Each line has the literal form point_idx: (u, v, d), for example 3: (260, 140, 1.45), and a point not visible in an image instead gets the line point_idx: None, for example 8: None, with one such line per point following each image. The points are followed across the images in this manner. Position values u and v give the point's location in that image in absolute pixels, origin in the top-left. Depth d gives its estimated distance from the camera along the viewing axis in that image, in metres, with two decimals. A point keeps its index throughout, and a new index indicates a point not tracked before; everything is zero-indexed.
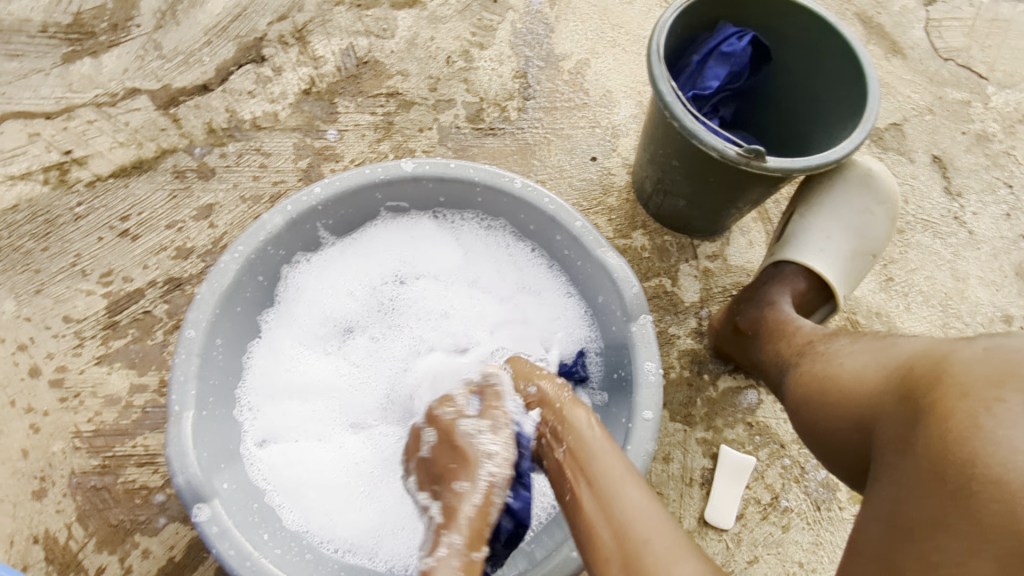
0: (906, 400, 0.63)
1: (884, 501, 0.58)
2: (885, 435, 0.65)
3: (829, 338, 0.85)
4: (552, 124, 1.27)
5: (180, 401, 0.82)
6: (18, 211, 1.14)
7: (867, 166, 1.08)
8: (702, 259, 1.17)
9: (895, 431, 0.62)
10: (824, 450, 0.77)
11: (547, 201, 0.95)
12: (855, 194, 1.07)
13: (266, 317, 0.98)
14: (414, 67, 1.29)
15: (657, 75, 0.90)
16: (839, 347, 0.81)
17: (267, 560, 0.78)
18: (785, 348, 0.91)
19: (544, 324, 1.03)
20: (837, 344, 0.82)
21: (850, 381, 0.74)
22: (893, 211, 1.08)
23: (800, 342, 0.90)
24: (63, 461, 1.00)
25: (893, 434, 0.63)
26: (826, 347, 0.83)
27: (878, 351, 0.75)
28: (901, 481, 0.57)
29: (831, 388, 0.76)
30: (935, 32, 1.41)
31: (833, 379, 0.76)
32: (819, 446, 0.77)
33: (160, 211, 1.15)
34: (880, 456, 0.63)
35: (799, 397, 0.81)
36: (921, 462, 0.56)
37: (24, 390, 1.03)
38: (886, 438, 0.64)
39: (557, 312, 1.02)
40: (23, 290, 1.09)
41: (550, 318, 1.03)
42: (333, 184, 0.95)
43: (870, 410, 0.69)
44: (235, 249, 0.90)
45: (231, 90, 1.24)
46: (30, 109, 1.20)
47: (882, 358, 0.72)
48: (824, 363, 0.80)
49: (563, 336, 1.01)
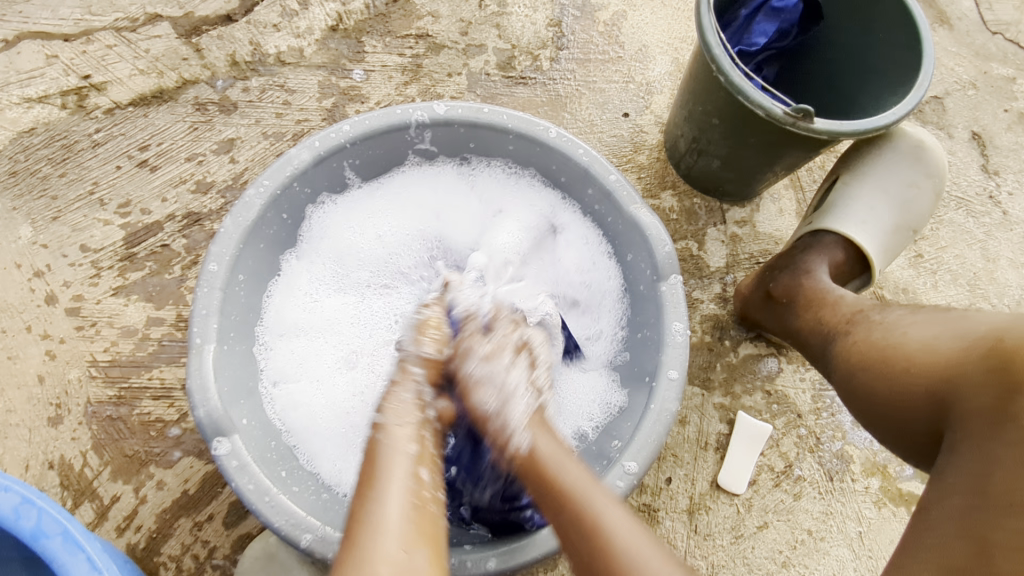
0: (999, 372, 0.62)
1: (971, 472, 0.60)
2: (968, 405, 0.64)
3: (884, 309, 0.84)
4: (585, 76, 1.23)
5: (202, 334, 0.81)
6: (35, 134, 1.11)
7: (918, 138, 1.06)
8: (730, 224, 1.15)
9: (986, 403, 0.62)
10: (876, 417, 0.77)
11: (581, 152, 0.93)
12: (902, 166, 1.05)
13: (287, 256, 0.96)
14: (445, 9, 1.25)
15: (705, 27, 0.87)
16: (897, 317, 0.80)
17: (286, 496, 0.77)
18: (830, 317, 0.90)
19: (574, 285, 1.01)
20: (894, 314, 0.81)
21: (920, 351, 0.73)
22: (940, 186, 1.05)
23: (845, 311, 0.89)
24: (78, 389, 0.99)
25: (981, 404, 0.63)
26: (883, 316, 0.82)
27: (947, 322, 0.73)
28: (995, 453, 0.59)
29: (898, 357, 0.75)
30: (985, 4, 1.36)
31: (899, 348, 0.75)
32: (873, 413, 0.77)
33: (180, 143, 1.13)
34: (963, 426, 0.64)
35: (855, 364, 0.80)
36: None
37: (41, 316, 1.02)
38: (972, 408, 0.64)
39: (588, 273, 1.00)
40: (40, 216, 1.07)
41: (579, 279, 1.01)
42: (363, 123, 0.92)
43: (948, 379, 0.68)
44: (261, 183, 0.87)
45: (255, 22, 1.20)
46: (48, 29, 1.16)
47: (957, 329, 0.71)
48: (885, 332, 0.79)
49: (593, 298, 0.99)
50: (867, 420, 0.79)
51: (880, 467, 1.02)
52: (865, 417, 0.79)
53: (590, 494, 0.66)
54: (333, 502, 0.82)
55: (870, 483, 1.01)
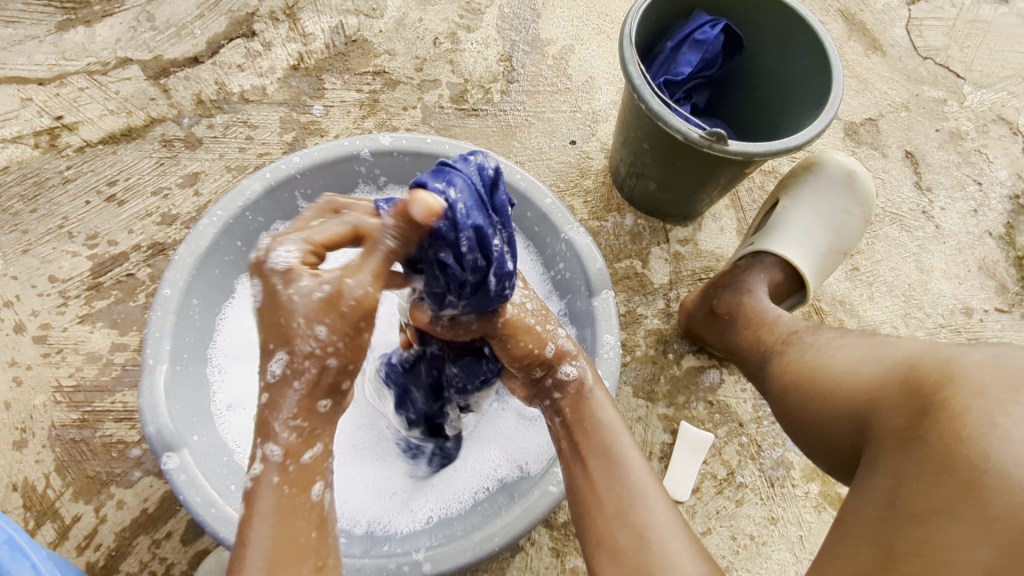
0: (911, 395, 0.63)
1: (881, 485, 0.59)
2: (884, 424, 0.65)
3: (817, 331, 0.88)
4: (534, 107, 1.30)
5: (155, 355, 0.85)
6: (8, 172, 1.17)
7: (852, 169, 1.10)
8: (673, 243, 1.21)
9: (898, 423, 0.63)
10: (808, 439, 0.79)
11: (519, 177, 0.99)
12: (837, 194, 1.10)
13: (243, 281, 1.01)
14: (401, 47, 1.32)
15: (627, 58, 0.93)
16: (829, 340, 0.83)
17: (232, 508, 0.80)
18: (768, 335, 0.94)
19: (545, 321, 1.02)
20: (825, 337, 0.84)
21: (845, 373, 0.75)
22: (869, 215, 1.11)
23: (783, 331, 0.92)
24: (43, 414, 1.03)
25: (895, 423, 0.63)
26: (816, 339, 0.85)
27: (870, 348, 0.76)
28: (902, 468, 0.58)
29: (825, 378, 0.77)
30: (915, 31, 1.44)
31: (826, 371, 0.78)
32: (805, 434, 0.79)
33: (147, 178, 1.19)
34: (877, 443, 0.64)
35: (788, 383, 0.83)
36: (931, 452, 0.56)
37: (9, 344, 1.07)
38: (887, 427, 0.64)
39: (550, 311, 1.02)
40: (10, 250, 1.12)
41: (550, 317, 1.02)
42: (313, 155, 0.98)
43: (868, 399, 0.70)
44: (214, 213, 0.93)
45: (221, 63, 1.27)
46: (23, 74, 1.23)
47: (878, 355, 0.74)
48: (816, 354, 0.82)
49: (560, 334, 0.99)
50: (800, 439, 0.80)
51: (820, 472, 1.06)
52: (799, 436, 0.80)
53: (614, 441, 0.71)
54: None
55: (810, 488, 1.05)
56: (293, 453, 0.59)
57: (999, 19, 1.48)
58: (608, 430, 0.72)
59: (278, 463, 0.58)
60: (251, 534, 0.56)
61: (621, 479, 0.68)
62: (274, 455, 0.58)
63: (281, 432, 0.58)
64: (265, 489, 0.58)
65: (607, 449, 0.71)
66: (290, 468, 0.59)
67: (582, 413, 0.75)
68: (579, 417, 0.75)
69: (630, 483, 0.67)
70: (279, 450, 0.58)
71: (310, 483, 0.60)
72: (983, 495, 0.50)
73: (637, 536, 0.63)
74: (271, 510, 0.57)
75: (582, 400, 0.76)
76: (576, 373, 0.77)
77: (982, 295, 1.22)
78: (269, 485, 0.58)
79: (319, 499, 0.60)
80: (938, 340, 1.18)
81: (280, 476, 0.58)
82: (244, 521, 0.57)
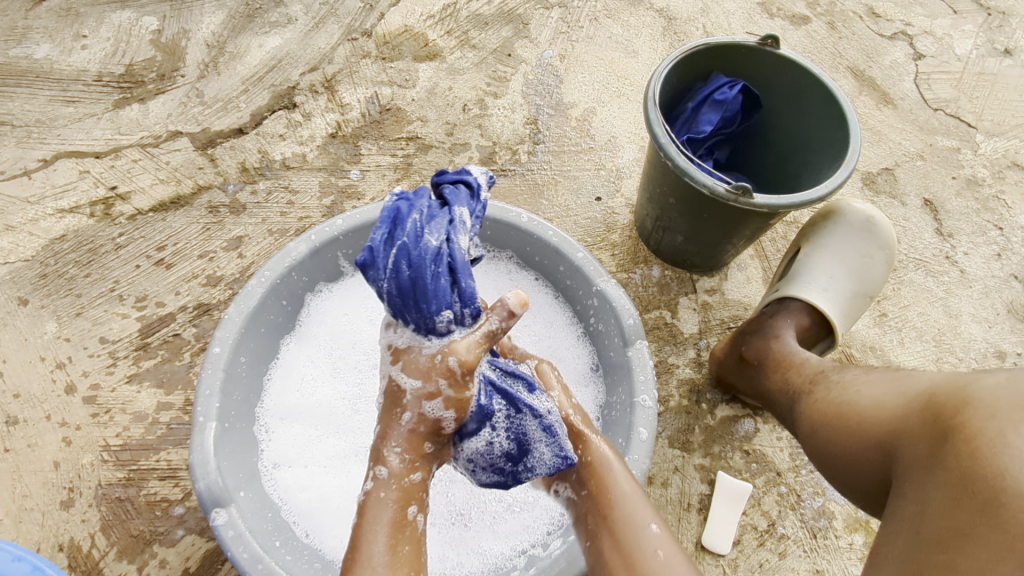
0: (932, 422, 0.65)
1: (908, 514, 0.60)
2: (908, 454, 0.67)
3: (842, 369, 0.88)
4: (560, 166, 1.35)
5: (204, 412, 0.88)
6: (65, 240, 1.23)
7: (870, 215, 1.13)
8: (701, 292, 1.23)
9: (923, 450, 0.64)
10: (836, 475, 0.80)
11: (551, 233, 1.03)
12: (858, 240, 1.12)
13: (287, 342, 1.05)
14: (432, 114, 1.40)
15: (652, 119, 0.99)
16: (852, 377, 0.84)
17: (277, 564, 0.82)
18: (796, 377, 0.95)
19: (573, 376, 1.05)
20: (849, 374, 0.86)
21: (870, 406, 0.76)
22: (892, 258, 1.13)
23: (810, 371, 0.93)
24: (91, 473, 1.05)
25: (920, 452, 0.65)
26: (840, 376, 0.87)
27: (893, 381, 0.77)
28: (930, 496, 0.59)
29: (851, 412, 0.79)
30: (924, 85, 1.50)
31: (852, 405, 0.79)
32: (834, 469, 0.80)
33: (193, 243, 1.25)
34: (904, 474, 0.66)
35: (816, 420, 0.84)
36: (953, 475, 0.58)
37: (60, 405, 1.10)
38: (911, 456, 0.66)
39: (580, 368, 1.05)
40: (64, 313, 1.17)
41: (579, 373, 1.05)
42: (354, 217, 1.04)
43: (893, 429, 0.71)
44: (262, 274, 0.98)
45: (264, 133, 1.35)
46: (82, 149, 1.32)
47: (901, 386, 0.75)
48: (841, 390, 0.83)
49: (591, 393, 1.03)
50: (831, 476, 0.81)
51: (863, 522, 1.04)
52: (831, 472, 0.80)
53: (636, 503, 0.75)
54: (324, 571, 0.86)
55: (854, 539, 1.03)
56: (399, 475, 0.72)
57: (1005, 71, 1.54)
58: (626, 501, 0.75)
59: (388, 481, 0.72)
60: (363, 540, 0.68)
61: (642, 548, 0.69)
62: (384, 475, 0.72)
63: (390, 458, 0.73)
64: (374, 501, 0.71)
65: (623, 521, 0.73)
66: (394, 486, 0.72)
67: (602, 489, 0.77)
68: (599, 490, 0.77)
69: (647, 549, 0.69)
70: (388, 471, 0.72)
71: (408, 503, 0.72)
72: (1002, 513, 0.52)
73: None
74: (385, 522, 0.70)
75: (597, 473, 0.78)
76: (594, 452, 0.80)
77: (1014, 338, 1.22)
78: (381, 497, 0.71)
79: (412, 518, 0.72)
80: None
81: (392, 491, 0.72)
82: (356, 528, 0.69)
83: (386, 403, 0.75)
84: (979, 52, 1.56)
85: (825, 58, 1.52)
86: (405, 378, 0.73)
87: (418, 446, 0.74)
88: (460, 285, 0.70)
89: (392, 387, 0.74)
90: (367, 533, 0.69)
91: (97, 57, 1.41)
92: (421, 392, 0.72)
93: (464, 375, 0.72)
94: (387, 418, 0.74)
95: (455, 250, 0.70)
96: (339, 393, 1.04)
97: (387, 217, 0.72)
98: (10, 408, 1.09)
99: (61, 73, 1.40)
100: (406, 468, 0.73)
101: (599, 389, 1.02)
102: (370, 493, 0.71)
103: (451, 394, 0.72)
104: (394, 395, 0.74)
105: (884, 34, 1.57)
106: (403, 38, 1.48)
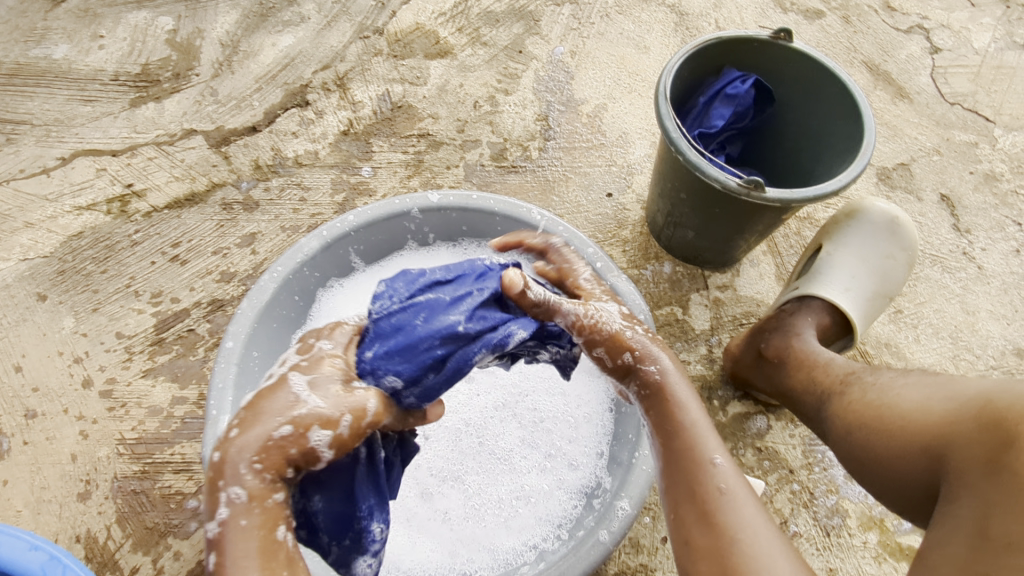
0: (989, 430, 0.64)
1: (966, 519, 0.60)
2: (960, 458, 0.66)
3: (876, 371, 0.88)
4: (571, 163, 1.35)
5: (218, 406, 0.89)
6: (82, 237, 1.25)
7: (892, 214, 1.12)
8: (713, 289, 1.22)
9: (980, 455, 0.63)
10: (870, 478, 0.79)
11: (561, 229, 1.04)
12: (878, 239, 1.11)
13: (299, 337, 1.06)
14: (443, 111, 1.40)
15: (663, 114, 0.99)
16: (890, 379, 0.84)
17: None
18: (823, 377, 0.94)
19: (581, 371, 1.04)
20: (886, 376, 0.85)
21: (914, 410, 0.76)
22: (912, 259, 1.12)
23: (838, 372, 0.93)
24: (107, 466, 1.07)
25: (976, 457, 0.64)
26: (875, 378, 0.86)
27: (937, 386, 0.76)
28: (990, 501, 0.59)
29: (893, 416, 0.78)
30: (941, 79, 1.48)
31: (894, 409, 0.79)
32: (869, 472, 0.79)
33: (207, 239, 1.26)
34: (956, 479, 0.65)
35: (852, 422, 0.83)
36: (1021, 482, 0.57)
37: (77, 399, 1.12)
38: (965, 461, 0.65)
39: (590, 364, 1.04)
40: (81, 308, 1.19)
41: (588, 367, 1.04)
42: (366, 213, 1.05)
43: (941, 436, 0.70)
44: (275, 269, 0.99)
45: (277, 131, 1.36)
46: (99, 147, 1.34)
47: (948, 392, 0.74)
48: (879, 393, 0.82)
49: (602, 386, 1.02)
50: (865, 479, 0.80)
51: (877, 521, 1.03)
52: (864, 475, 0.80)
53: (704, 439, 0.67)
54: None
55: (868, 538, 1.02)
56: (260, 497, 0.62)
57: None
58: (691, 433, 0.68)
59: (246, 506, 0.61)
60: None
61: (705, 481, 0.64)
62: (240, 499, 0.61)
63: (245, 477, 0.62)
64: (234, 530, 0.61)
65: (685, 451, 0.67)
66: (255, 511, 0.62)
67: (665, 417, 0.70)
68: (661, 424, 0.70)
69: (713, 484, 0.64)
70: (244, 494, 0.61)
71: (276, 524, 0.62)
72: None
73: (724, 539, 0.60)
74: (251, 552, 0.60)
75: (663, 406, 0.70)
76: (659, 373, 0.72)
77: None
78: (243, 526, 0.61)
79: (284, 539, 0.62)
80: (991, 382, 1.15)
81: (250, 519, 0.61)
82: (217, 565, 0.59)
83: (260, 407, 0.64)
84: (997, 45, 1.54)
85: (839, 53, 1.51)
86: (298, 393, 0.66)
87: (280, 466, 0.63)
88: (435, 370, 0.75)
89: (279, 393, 0.66)
90: (230, 568, 0.59)
91: (113, 57, 1.43)
92: (320, 412, 0.65)
93: (370, 422, 0.68)
94: (256, 424, 0.63)
95: (456, 337, 0.74)
96: None
97: (453, 272, 0.81)
98: (29, 402, 1.11)
99: (79, 73, 1.42)
100: (264, 490, 0.62)
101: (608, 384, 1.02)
102: (228, 523, 0.61)
103: (345, 429, 0.66)
104: (277, 404, 0.65)
105: (899, 28, 1.55)
106: (414, 36, 1.49)
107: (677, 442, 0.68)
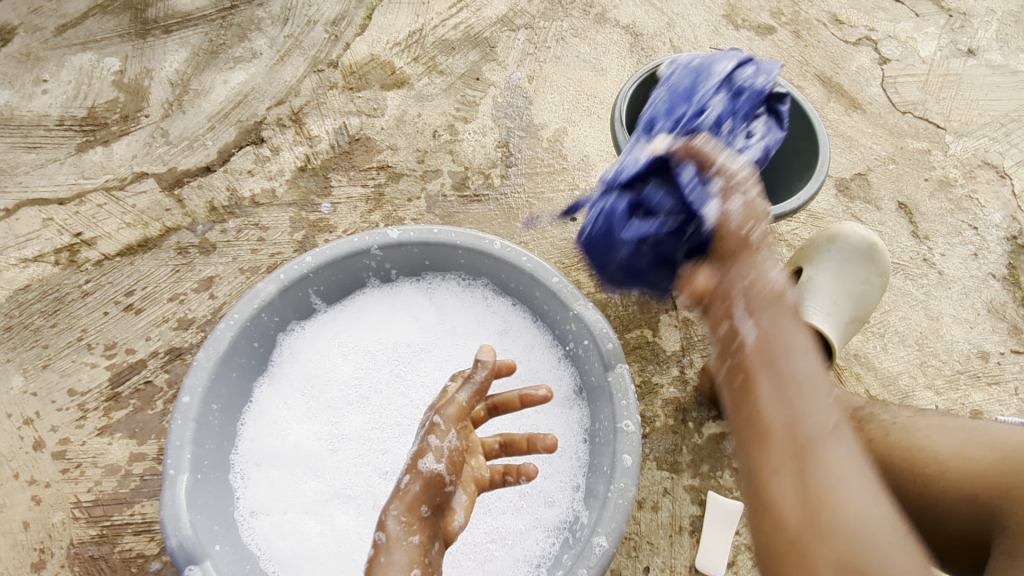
0: None
1: None
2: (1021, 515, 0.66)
3: (883, 407, 0.87)
4: (533, 188, 1.34)
5: (175, 465, 0.85)
6: (30, 290, 1.20)
7: (874, 239, 1.12)
8: (681, 309, 1.22)
9: None
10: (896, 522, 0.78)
11: (524, 259, 1.02)
12: (857, 265, 1.11)
13: (260, 385, 1.03)
14: (402, 141, 1.39)
15: (620, 141, 0.99)
16: (909, 419, 0.82)
17: None
18: None
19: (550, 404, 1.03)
20: (902, 415, 0.84)
21: (952, 456, 0.75)
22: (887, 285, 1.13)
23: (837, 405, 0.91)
24: (62, 532, 1.01)
25: None
26: (888, 416, 0.84)
27: (969, 432, 0.76)
28: None
29: (927, 460, 0.76)
30: (891, 89, 1.51)
31: (926, 452, 0.77)
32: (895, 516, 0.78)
33: (163, 286, 1.22)
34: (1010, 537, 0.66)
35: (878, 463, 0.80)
36: None
37: (28, 462, 1.06)
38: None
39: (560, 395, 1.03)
40: (31, 365, 1.14)
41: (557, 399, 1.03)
42: (323, 253, 1.01)
43: (992, 489, 0.70)
44: (231, 317, 0.95)
45: (232, 170, 1.33)
46: (44, 196, 1.29)
47: (984, 438, 0.74)
48: (903, 433, 0.81)
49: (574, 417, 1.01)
50: None
51: None
52: None
53: (823, 440, 0.57)
54: None
55: None
56: (398, 537, 0.68)
57: (969, 71, 1.56)
58: (793, 422, 0.58)
59: (383, 545, 0.68)
60: None
61: (816, 457, 0.56)
62: (382, 539, 0.68)
63: (389, 523, 0.69)
64: (376, 568, 0.66)
65: (779, 434, 0.58)
66: (396, 550, 0.67)
67: (755, 408, 0.60)
68: (745, 416, 0.60)
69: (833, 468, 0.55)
70: (383, 533, 0.69)
71: (411, 564, 0.66)
72: None
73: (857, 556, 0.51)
74: None
75: (749, 391, 0.61)
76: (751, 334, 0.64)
77: (996, 337, 1.22)
78: (385, 561, 0.66)
79: None
80: (959, 387, 1.17)
81: (390, 556, 0.67)
82: None
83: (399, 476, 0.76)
84: (943, 53, 1.58)
85: (792, 67, 1.53)
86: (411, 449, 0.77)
87: (411, 499, 0.71)
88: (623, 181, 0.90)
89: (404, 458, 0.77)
90: None
91: (58, 101, 1.39)
92: (418, 452, 0.75)
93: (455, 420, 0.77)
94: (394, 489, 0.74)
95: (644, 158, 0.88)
96: (315, 432, 1.01)
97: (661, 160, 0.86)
98: None
99: (21, 119, 1.37)
100: (402, 531, 0.68)
101: (580, 414, 1.01)
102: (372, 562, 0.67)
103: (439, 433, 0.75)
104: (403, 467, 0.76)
105: (848, 41, 1.59)
106: (369, 67, 1.47)
107: (763, 438, 0.58)
